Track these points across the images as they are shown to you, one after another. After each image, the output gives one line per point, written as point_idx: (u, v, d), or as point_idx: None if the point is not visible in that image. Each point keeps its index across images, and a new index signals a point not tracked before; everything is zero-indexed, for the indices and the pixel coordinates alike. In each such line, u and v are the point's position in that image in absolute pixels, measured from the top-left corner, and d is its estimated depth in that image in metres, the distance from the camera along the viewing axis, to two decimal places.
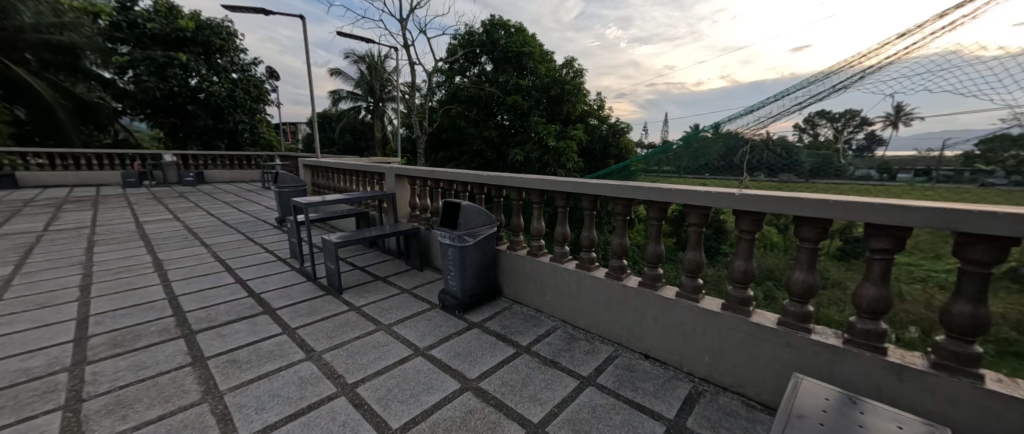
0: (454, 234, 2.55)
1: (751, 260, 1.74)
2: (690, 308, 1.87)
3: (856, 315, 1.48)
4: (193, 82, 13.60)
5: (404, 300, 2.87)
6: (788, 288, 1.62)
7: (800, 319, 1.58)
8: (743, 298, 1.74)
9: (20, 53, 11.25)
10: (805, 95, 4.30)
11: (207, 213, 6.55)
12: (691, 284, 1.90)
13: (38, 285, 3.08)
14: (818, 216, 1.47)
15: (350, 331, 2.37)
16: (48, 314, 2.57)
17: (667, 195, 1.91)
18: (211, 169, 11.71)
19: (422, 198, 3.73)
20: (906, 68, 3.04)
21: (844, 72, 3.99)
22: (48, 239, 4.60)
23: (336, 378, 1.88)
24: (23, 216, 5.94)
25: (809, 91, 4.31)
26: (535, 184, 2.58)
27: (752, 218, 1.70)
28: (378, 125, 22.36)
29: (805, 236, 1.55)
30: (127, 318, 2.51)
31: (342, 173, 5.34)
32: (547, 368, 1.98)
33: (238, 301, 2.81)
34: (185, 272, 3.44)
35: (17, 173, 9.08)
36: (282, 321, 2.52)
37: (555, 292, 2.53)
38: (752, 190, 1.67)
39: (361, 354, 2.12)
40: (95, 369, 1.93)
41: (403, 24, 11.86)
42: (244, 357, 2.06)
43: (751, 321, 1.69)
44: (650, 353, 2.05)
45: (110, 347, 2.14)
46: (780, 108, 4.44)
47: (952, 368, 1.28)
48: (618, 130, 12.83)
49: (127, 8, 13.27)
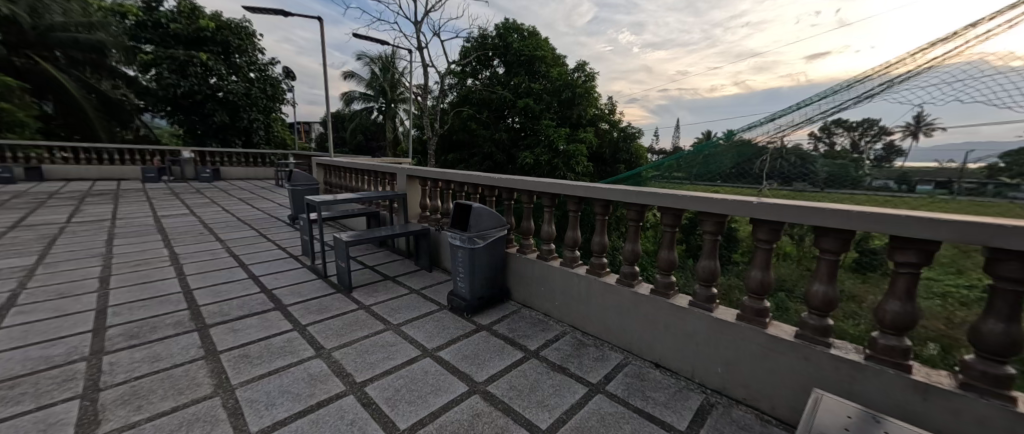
0: (464, 236, 2.55)
1: (768, 270, 1.68)
2: (703, 318, 1.83)
3: (879, 331, 1.42)
4: (212, 81, 14.00)
5: (413, 300, 2.88)
6: (806, 301, 1.57)
7: (819, 333, 1.53)
8: (759, 309, 1.69)
9: (50, 51, 11.72)
10: (828, 104, 4.41)
11: (222, 208, 6.70)
12: (705, 294, 1.86)
13: (62, 275, 3.18)
14: (839, 226, 1.41)
15: (359, 330, 2.38)
16: (69, 303, 2.64)
17: (681, 201, 1.88)
18: (228, 166, 12.00)
19: (433, 198, 3.75)
20: (938, 78, 3.21)
21: (873, 80, 3.99)
22: (70, 230, 4.75)
23: (345, 376, 1.89)
24: (48, 208, 6.16)
25: (832, 102, 4.38)
26: (547, 188, 2.56)
27: (769, 227, 1.64)
28: (390, 125, 22.69)
29: (826, 246, 1.50)
30: (145, 310, 2.56)
31: (354, 172, 5.40)
32: (555, 374, 1.96)
33: (250, 297, 2.84)
34: (201, 267, 3.51)
35: (43, 166, 9.39)
36: (294, 317, 2.54)
37: (564, 296, 2.51)
38: (768, 199, 1.62)
39: (369, 353, 2.12)
40: (112, 359, 1.97)
41: (418, 27, 12.03)
42: (255, 353, 2.09)
43: (768, 333, 1.64)
44: (660, 362, 2.01)
45: (126, 338, 2.18)
46: (803, 117, 4.54)
47: (981, 389, 1.22)
48: (628, 135, 12.72)
49: (153, 8, 13.75)
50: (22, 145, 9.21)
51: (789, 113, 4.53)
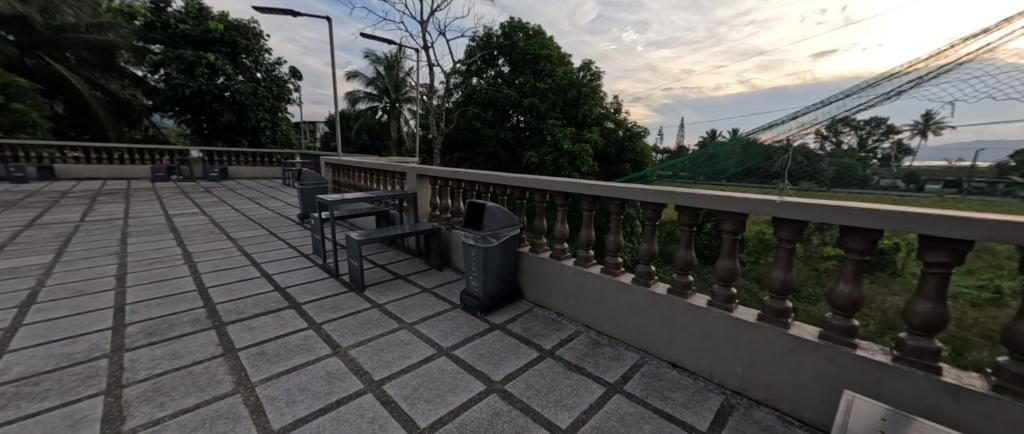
0: (478, 235, 2.55)
1: (790, 270, 1.67)
2: (722, 317, 1.82)
3: (907, 331, 1.41)
4: (219, 81, 14.09)
5: (426, 299, 2.89)
6: (831, 301, 1.55)
7: (844, 334, 1.52)
8: (781, 309, 1.67)
9: (61, 52, 11.89)
10: (856, 103, 4.55)
11: (231, 207, 6.76)
12: (724, 294, 1.85)
13: (79, 273, 3.22)
14: (866, 226, 1.40)
15: (374, 329, 2.39)
16: (87, 301, 2.67)
17: (701, 200, 1.86)
18: (236, 166, 12.09)
19: (443, 197, 3.75)
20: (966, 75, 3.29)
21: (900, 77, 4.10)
22: (85, 229, 4.81)
23: (363, 375, 1.90)
24: (61, 207, 6.23)
25: (858, 99, 4.54)
26: (561, 187, 2.55)
27: (792, 226, 1.63)
28: (395, 125, 22.77)
29: (851, 246, 1.48)
30: (161, 308, 2.58)
31: (363, 172, 5.42)
32: (572, 373, 1.96)
33: (265, 295, 2.86)
34: (214, 265, 3.54)
35: (55, 166, 9.51)
36: (308, 315, 2.55)
37: (578, 296, 2.50)
38: (791, 198, 1.61)
39: (385, 352, 2.13)
40: (133, 357, 1.99)
41: (422, 26, 12.05)
42: (272, 351, 2.09)
43: (791, 334, 1.62)
44: (678, 363, 2.00)
45: (146, 336, 2.20)
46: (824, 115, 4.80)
47: (1016, 392, 1.20)
48: (634, 135, 12.68)
49: (161, 9, 13.87)
50: (34, 145, 9.33)
51: (811, 111, 4.82)
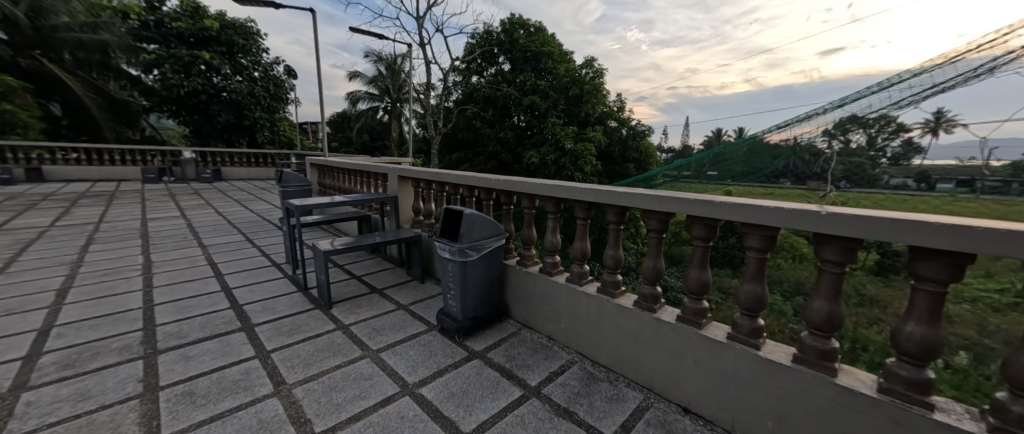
0: (454, 247, 2.19)
1: (839, 301, 1.28)
2: (746, 356, 1.45)
3: (1009, 392, 1.02)
4: (216, 81, 13.87)
5: (399, 319, 2.53)
6: (895, 344, 1.16)
7: (915, 389, 1.13)
8: (826, 351, 1.29)
9: (56, 52, 11.71)
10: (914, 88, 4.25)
11: (215, 211, 6.45)
12: (749, 326, 1.47)
13: (19, 287, 2.89)
14: (952, 248, 1.01)
15: (332, 358, 2.04)
16: (11, 322, 2.34)
17: (719, 210, 1.49)
18: (230, 167, 11.87)
19: (426, 201, 3.40)
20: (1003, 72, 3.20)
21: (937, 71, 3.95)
22: (50, 235, 4.50)
23: (301, 424, 1.55)
24: (36, 211, 5.94)
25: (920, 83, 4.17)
26: (552, 191, 2.18)
27: (840, 245, 1.24)
28: (395, 125, 22.47)
29: (925, 273, 1.09)
30: (94, 331, 2.25)
31: (348, 173, 5.09)
32: (560, 421, 1.59)
33: (217, 314, 2.53)
34: (173, 277, 3.20)
35: (43, 167, 9.28)
36: (259, 341, 2.21)
37: (570, 318, 2.14)
38: (838, 207, 1.22)
39: (337, 390, 1.78)
40: (30, 398, 1.65)
41: (420, 22, 11.71)
42: (202, 390, 1.75)
43: (839, 384, 1.25)
44: (690, 407, 1.64)
45: (58, 369, 1.87)
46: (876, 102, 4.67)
47: None
48: (638, 134, 12.23)
49: (156, 8, 13.63)
50: (24, 146, 9.12)
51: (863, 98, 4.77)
